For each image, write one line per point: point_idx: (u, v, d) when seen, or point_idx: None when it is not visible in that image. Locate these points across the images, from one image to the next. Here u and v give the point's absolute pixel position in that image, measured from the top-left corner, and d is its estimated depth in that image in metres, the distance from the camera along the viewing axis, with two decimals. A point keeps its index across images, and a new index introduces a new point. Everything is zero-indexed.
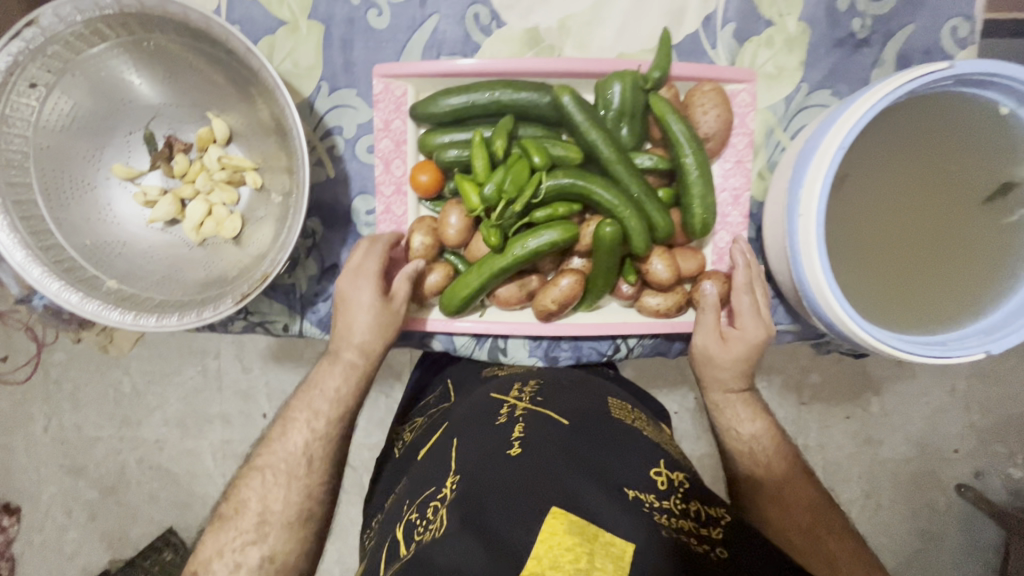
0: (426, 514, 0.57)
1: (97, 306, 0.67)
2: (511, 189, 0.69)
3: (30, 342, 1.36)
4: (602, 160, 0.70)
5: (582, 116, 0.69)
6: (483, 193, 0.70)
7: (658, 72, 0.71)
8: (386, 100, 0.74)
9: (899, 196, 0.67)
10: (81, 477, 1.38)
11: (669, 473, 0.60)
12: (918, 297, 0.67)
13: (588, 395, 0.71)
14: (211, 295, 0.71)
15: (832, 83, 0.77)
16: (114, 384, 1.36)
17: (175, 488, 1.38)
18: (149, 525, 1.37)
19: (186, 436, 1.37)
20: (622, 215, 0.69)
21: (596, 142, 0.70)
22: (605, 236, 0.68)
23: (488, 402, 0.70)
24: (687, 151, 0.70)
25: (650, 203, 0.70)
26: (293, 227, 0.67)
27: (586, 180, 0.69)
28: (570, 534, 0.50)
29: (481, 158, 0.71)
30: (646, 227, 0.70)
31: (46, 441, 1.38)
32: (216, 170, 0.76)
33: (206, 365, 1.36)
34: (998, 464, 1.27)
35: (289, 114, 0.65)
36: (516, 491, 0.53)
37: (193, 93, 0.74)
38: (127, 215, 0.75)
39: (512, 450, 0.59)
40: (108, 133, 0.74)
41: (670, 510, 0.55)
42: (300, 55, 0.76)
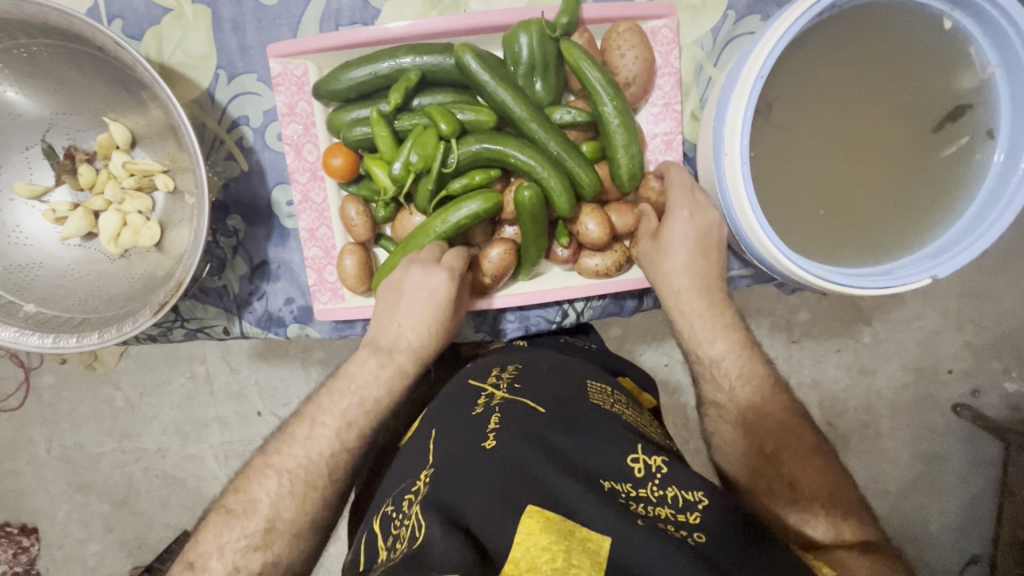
0: (401, 508, 0.58)
1: (13, 332, 0.66)
2: (419, 163, 0.66)
3: (17, 368, 1.37)
4: (516, 119, 0.67)
5: (488, 74, 0.65)
6: (391, 172, 0.68)
7: (566, 17, 0.66)
8: (285, 82, 0.70)
9: (834, 121, 0.63)
10: (91, 493, 1.40)
11: (647, 458, 0.59)
12: (864, 227, 0.64)
13: (567, 379, 0.69)
14: (132, 308, 0.69)
15: (761, 6, 0.72)
16: (107, 400, 1.37)
17: (184, 492, 1.39)
18: (165, 530, 1.40)
19: (186, 442, 1.37)
20: (540, 176, 0.66)
21: (506, 101, 0.66)
22: (525, 200, 0.65)
23: (463, 394, 0.70)
24: (605, 100, 0.66)
25: (572, 160, 0.67)
26: (197, 231, 0.65)
27: (501, 143, 0.66)
28: (547, 533, 0.52)
29: (384, 136, 0.68)
30: (567, 185, 0.66)
31: (51, 462, 1.40)
32: (124, 177, 0.72)
33: (195, 371, 1.36)
34: (994, 380, 1.25)
35: (174, 109, 0.61)
36: (495, 486, 0.55)
37: (84, 98, 0.70)
38: (39, 234, 0.72)
39: (486, 443, 0.60)
40: (3, 152, 0.70)
41: (647, 498, 0.56)
42: (191, 44, 0.72)
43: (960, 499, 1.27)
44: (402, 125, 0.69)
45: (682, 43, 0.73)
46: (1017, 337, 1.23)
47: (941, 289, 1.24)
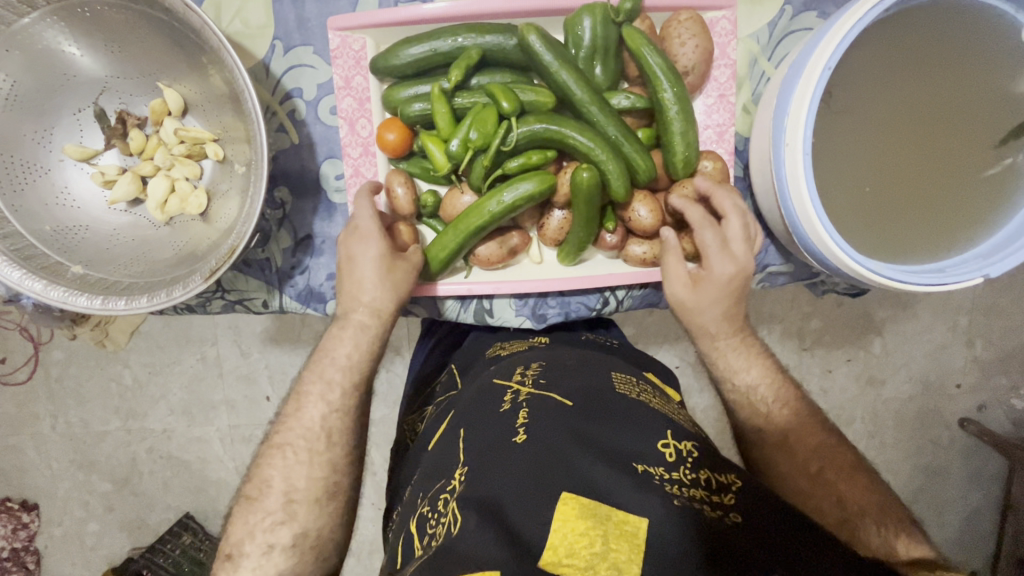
0: (437, 509, 0.58)
1: (63, 292, 0.65)
2: (478, 140, 0.67)
3: (26, 342, 1.35)
4: (575, 102, 0.67)
5: (550, 55, 0.65)
6: (449, 150, 0.68)
7: (630, 2, 0.66)
8: (344, 55, 0.70)
9: (894, 119, 0.63)
10: (94, 471, 1.39)
11: (677, 444, 0.58)
12: (915, 226, 0.64)
13: (593, 370, 0.68)
14: (181, 274, 0.68)
15: (818, 4, 0.73)
16: (117, 377, 1.36)
17: (188, 473, 1.39)
18: (166, 511, 1.39)
19: (193, 423, 1.37)
20: (599, 159, 0.66)
21: (567, 83, 0.66)
22: (582, 182, 0.65)
23: (490, 390, 0.69)
24: (665, 86, 0.66)
25: (628, 145, 0.68)
26: (254, 196, 0.64)
27: (559, 125, 0.67)
28: (583, 519, 0.51)
29: (442, 112, 0.69)
30: (624, 169, 0.67)
31: (56, 437, 1.39)
32: (174, 144, 0.73)
33: (206, 352, 1.35)
34: (1000, 396, 1.26)
35: (238, 75, 0.61)
36: (529, 476, 0.54)
37: (139, 62, 0.69)
38: (87, 197, 0.72)
39: (516, 437, 0.59)
40: (56, 112, 0.70)
41: (681, 480, 0.55)
42: (249, 14, 0.72)
43: (960, 513, 1.28)
44: (462, 102, 0.70)
45: (739, 35, 0.73)
46: None
47: (954, 303, 1.25)
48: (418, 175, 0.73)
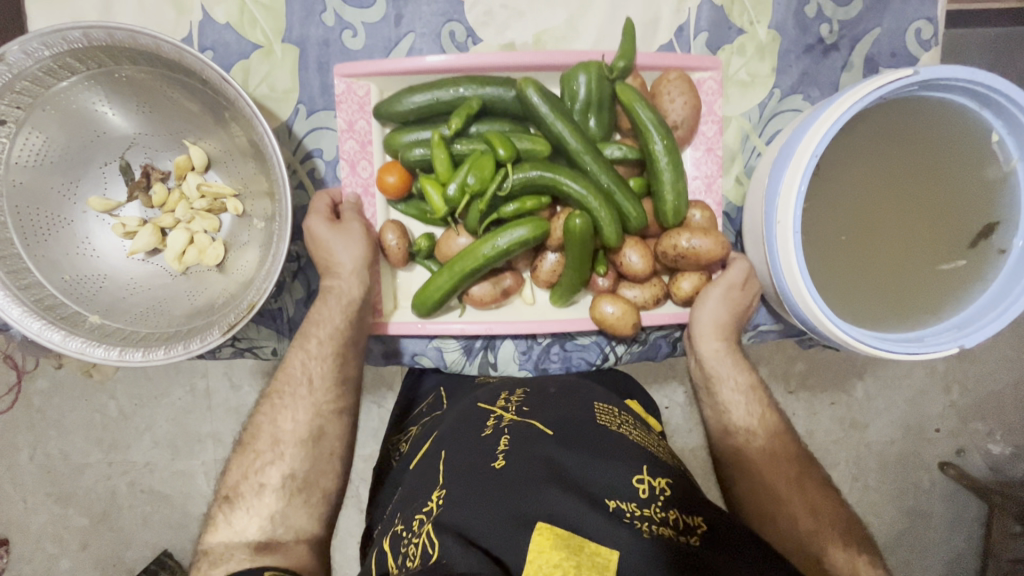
0: (411, 528, 0.61)
1: (81, 343, 0.66)
2: (476, 184, 0.70)
3: (9, 371, 1.35)
4: (570, 151, 0.72)
5: (547, 107, 0.70)
6: (446, 193, 0.72)
7: (623, 61, 0.72)
8: (349, 100, 0.74)
9: (876, 198, 0.68)
10: (71, 505, 1.38)
11: (652, 481, 0.62)
12: (896, 295, 0.69)
13: (574, 400, 0.74)
14: (198, 326, 0.70)
15: (804, 88, 0.79)
16: (100, 408, 1.34)
17: (170, 509, 1.38)
18: (143, 548, 1.37)
19: (178, 457, 1.37)
20: (591, 206, 0.70)
21: (563, 134, 0.71)
22: (575, 227, 0.70)
23: (472, 413, 0.73)
24: (655, 139, 0.71)
25: (620, 194, 0.72)
26: (275, 255, 0.67)
27: (554, 171, 0.71)
28: (558, 550, 0.55)
29: (441, 157, 0.72)
30: (615, 216, 0.71)
31: (33, 470, 1.38)
32: (196, 198, 0.75)
33: (194, 385, 1.36)
34: (978, 441, 1.31)
35: (268, 142, 0.64)
36: (503, 509, 0.59)
37: (168, 121, 0.73)
38: (107, 247, 0.74)
39: (496, 463, 0.64)
40: (83, 166, 0.72)
41: (651, 518, 0.58)
42: (276, 79, 0.76)
43: (941, 556, 1.31)
44: (461, 148, 0.74)
45: (732, 115, 0.79)
46: (999, 402, 1.30)
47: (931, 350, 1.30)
48: (416, 216, 0.78)
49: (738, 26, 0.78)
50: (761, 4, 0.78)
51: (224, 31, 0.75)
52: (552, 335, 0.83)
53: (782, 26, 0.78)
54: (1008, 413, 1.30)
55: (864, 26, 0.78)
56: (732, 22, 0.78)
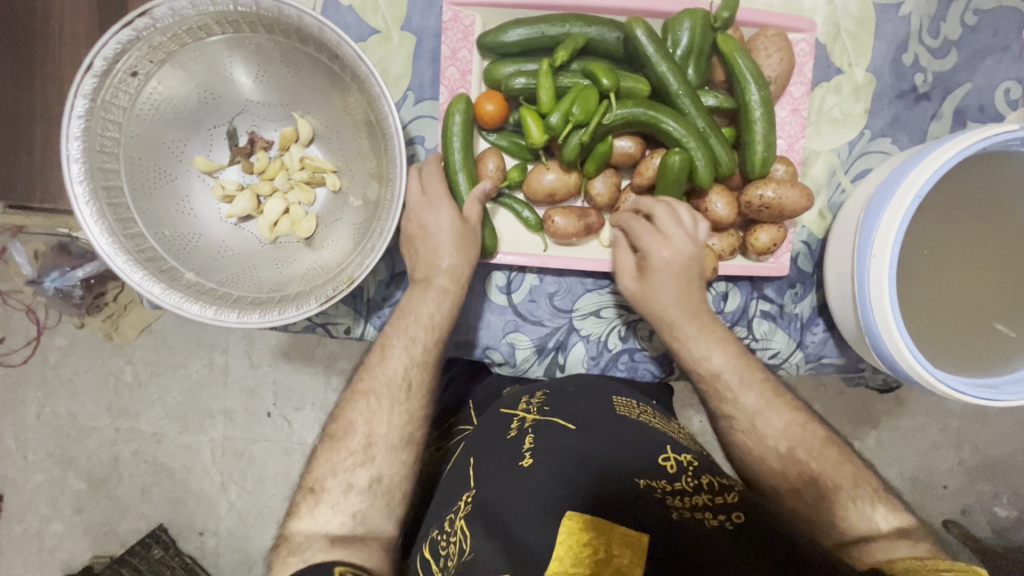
0: (447, 527, 0.66)
1: (179, 298, 0.66)
2: (580, 115, 0.69)
3: (31, 325, 1.36)
4: (669, 93, 0.71)
5: (653, 48, 0.69)
6: (547, 124, 0.70)
7: (726, 12, 0.71)
8: (455, 29, 0.74)
9: (961, 246, 0.70)
10: (71, 468, 1.38)
11: (677, 456, 0.65)
12: (969, 342, 0.71)
13: (595, 394, 0.75)
14: (290, 295, 0.71)
15: (893, 132, 0.82)
16: (116, 373, 1.36)
17: (170, 483, 1.37)
18: (139, 520, 1.37)
19: (187, 430, 1.37)
20: (688, 145, 0.69)
21: (665, 75, 0.70)
22: (673, 165, 0.68)
23: (496, 418, 0.76)
24: (753, 88, 0.71)
25: (714, 140, 0.71)
26: (380, 232, 0.68)
27: (655, 110, 0.70)
28: (588, 531, 0.57)
29: (546, 87, 0.71)
30: (710, 160, 0.71)
31: (37, 427, 1.37)
32: (296, 169, 0.77)
33: (213, 359, 1.37)
34: (984, 502, 1.32)
35: (391, 122, 0.66)
36: (530, 501, 0.61)
37: (282, 92, 0.74)
38: (204, 208, 0.75)
39: (523, 461, 0.66)
40: (195, 126, 0.73)
41: (682, 489, 0.60)
42: (391, 64, 0.77)
43: None
44: (563, 81, 0.72)
45: (822, 150, 0.82)
46: (1008, 465, 1.32)
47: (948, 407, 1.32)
48: (506, 148, 0.77)
49: (838, 65, 0.81)
50: (862, 47, 0.81)
51: (345, 13, 0.77)
52: (623, 343, 0.83)
53: (879, 71, 0.81)
54: (1017, 477, 1.32)
55: (956, 80, 0.81)
56: (832, 61, 0.81)
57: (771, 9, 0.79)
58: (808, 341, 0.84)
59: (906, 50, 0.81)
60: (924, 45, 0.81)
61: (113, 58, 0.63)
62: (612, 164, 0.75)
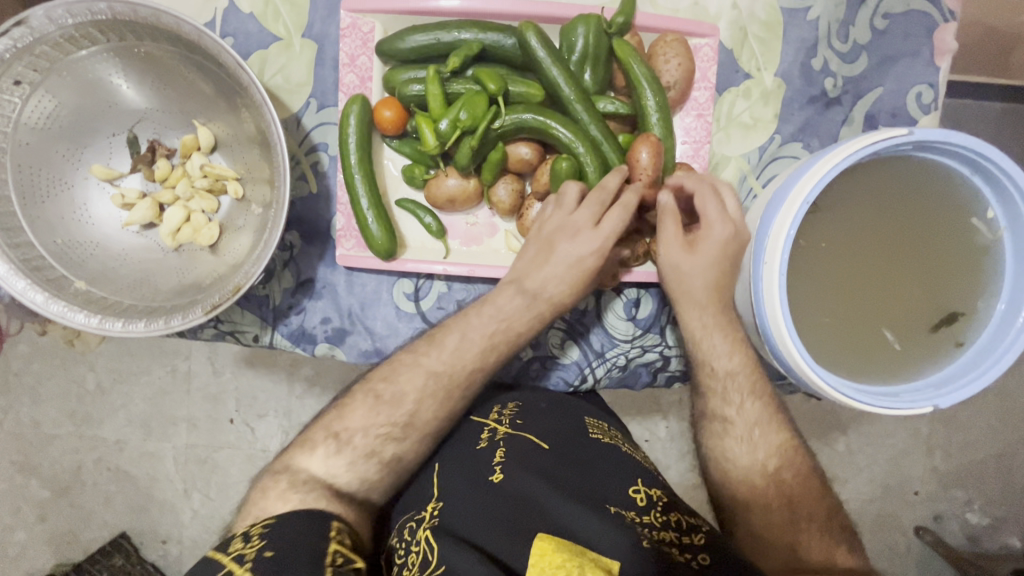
0: (407, 536, 0.64)
1: (62, 307, 0.66)
2: (466, 121, 0.68)
3: None
4: (562, 99, 0.70)
5: (545, 53, 0.69)
6: (438, 129, 0.70)
7: (622, 17, 0.71)
8: (352, 35, 0.74)
9: (861, 252, 0.70)
10: (34, 476, 1.37)
11: (647, 490, 0.64)
12: (871, 349, 0.70)
13: (568, 414, 0.74)
14: (182, 303, 0.70)
15: (804, 136, 0.81)
16: (77, 380, 1.35)
17: (132, 491, 1.36)
18: (103, 528, 1.36)
19: (149, 438, 1.36)
20: (578, 151, 0.69)
21: (557, 80, 0.70)
22: (561, 171, 0.68)
23: (467, 427, 0.73)
24: (647, 94, 0.71)
25: (607, 146, 0.71)
26: (267, 242, 0.67)
27: (545, 116, 0.69)
28: (561, 552, 0.57)
29: (435, 93, 0.70)
30: (601, 167, 0.71)
31: (1, 436, 1.37)
32: (198, 177, 0.76)
33: (176, 366, 1.36)
34: (956, 509, 1.30)
35: (274, 130, 0.66)
36: (501, 522, 0.61)
37: (181, 101, 0.74)
38: (102, 216, 0.74)
39: (494, 476, 0.65)
40: (91, 135, 0.73)
41: (652, 523, 0.60)
42: (292, 72, 0.77)
43: None
44: (455, 88, 0.72)
45: (732, 155, 0.81)
46: (978, 470, 1.30)
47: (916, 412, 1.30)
48: (408, 154, 0.77)
49: (746, 70, 0.80)
50: (771, 52, 0.80)
51: (246, 21, 0.76)
52: (534, 350, 0.82)
53: (788, 75, 0.81)
54: (988, 484, 1.30)
55: (867, 84, 0.81)
56: (740, 66, 0.80)
57: (676, 13, 0.78)
58: None
59: (815, 54, 0.80)
60: (832, 49, 0.80)
61: None
62: (511, 170, 0.75)
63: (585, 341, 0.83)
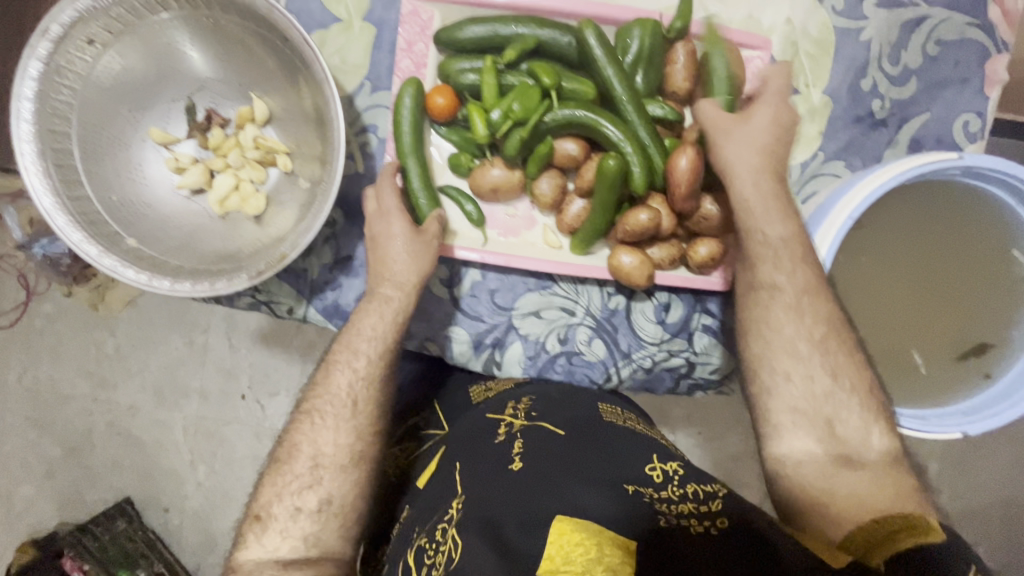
0: (435, 539, 0.63)
1: (114, 262, 0.67)
2: (519, 112, 0.71)
3: (19, 290, 1.38)
4: (614, 98, 0.71)
5: (602, 53, 0.70)
6: (489, 119, 0.72)
7: (680, 22, 0.73)
8: (412, 22, 0.76)
9: (899, 275, 0.70)
10: (46, 433, 1.40)
11: (664, 465, 0.64)
12: (898, 371, 0.71)
13: (579, 403, 0.76)
14: (226, 268, 0.72)
15: (847, 155, 0.82)
16: (97, 343, 1.37)
17: (139, 455, 1.39)
18: (108, 491, 1.38)
19: (161, 406, 1.39)
20: (626, 151, 0.70)
21: (611, 80, 0.71)
22: (608, 169, 0.69)
23: (482, 422, 0.76)
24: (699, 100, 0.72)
25: (654, 148, 0.72)
26: (316, 214, 0.69)
27: (597, 114, 0.70)
28: (579, 531, 0.57)
29: (490, 84, 0.72)
30: (647, 167, 0.71)
31: (19, 389, 1.40)
32: (250, 148, 0.78)
33: (193, 339, 1.39)
34: None
35: (332, 106, 0.68)
36: (521, 505, 0.60)
37: (242, 72, 0.76)
38: (156, 178, 0.77)
39: (513, 465, 0.66)
40: (152, 98, 0.75)
41: (670, 498, 0.60)
42: (350, 53, 0.79)
43: None
44: (509, 80, 0.73)
45: None
46: (987, 512, 1.28)
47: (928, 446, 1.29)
48: (456, 143, 0.78)
49: (795, 85, 0.81)
50: (820, 71, 0.81)
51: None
52: (561, 345, 0.83)
53: (836, 94, 0.81)
54: (997, 528, 1.27)
55: (914, 108, 0.81)
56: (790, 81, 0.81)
57: (730, 24, 0.79)
58: None
59: (864, 75, 0.81)
60: (882, 71, 0.81)
61: (69, 25, 0.65)
62: (556, 165, 0.76)
63: (612, 341, 0.83)
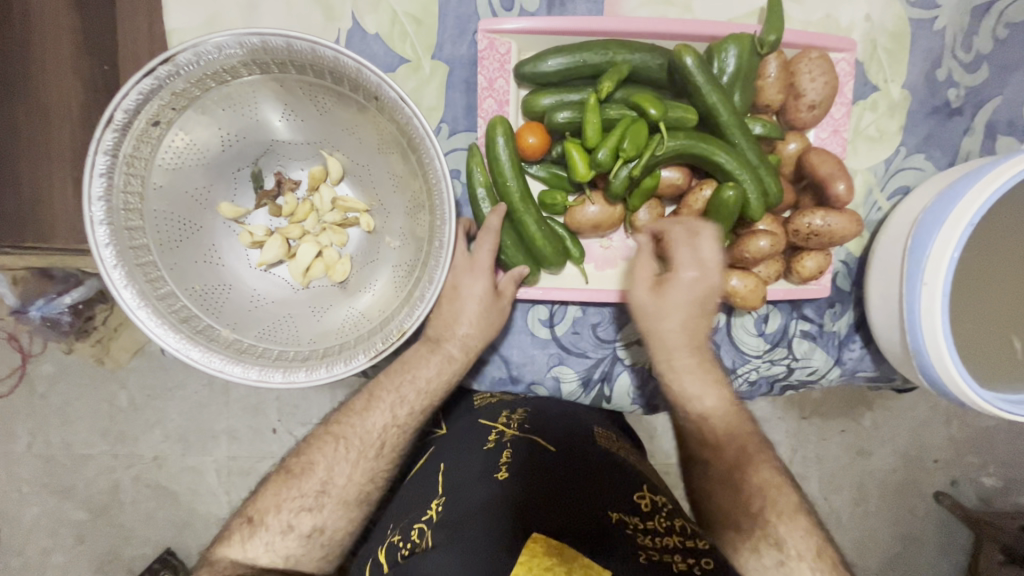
0: (410, 536, 0.62)
1: (220, 360, 0.63)
2: (629, 150, 0.67)
3: (13, 353, 1.22)
4: (719, 123, 0.69)
5: (703, 77, 0.67)
6: (595, 159, 0.68)
7: (774, 35, 0.71)
8: (490, 57, 0.71)
9: (995, 270, 0.72)
10: (67, 498, 1.25)
11: (652, 497, 0.64)
12: (1004, 361, 0.72)
13: (576, 423, 0.74)
14: (334, 348, 0.67)
15: (927, 148, 0.82)
16: (110, 399, 1.22)
17: (174, 507, 1.24)
18: (144, 545, 1.24)
19: (189, 452, 1.24)
20: (741, 178, 0.68)
21: (716, 105, 0.68)
22: (727, 200, 0.68)
23: (475, 427, 0.73)
24: None
25: (764, 170, 0.70)
26: (430, 281, 0.65)
27: (707, 143, 0.69)
28: (548, 554, 0.54)
29: (593, 122, 0.68)
30: (761, 191, 0.70)
31: (29, 458, 1.24)
32: (328, 212, 0.73)
33: (213, 378, 1.23)
34: None
35: (436, 164, 0.62)
36: (507, 520, 0.58)
37: (314, 131, 0.69)
38: (234, 257, 0.71)
39: (500, 474, 0.64)
40: (221, 173, 0.69)
41: (654, 530, 0.59)
42: (423, 95, 0.74)
43: None
44: (611, 113, 0.70)
45: (859, 169, 0.81)
46: None
47: None
48: (545, 180, 0.75)
49: (874, 82, 0.81)
50: (897, 64, 0.80)
51: (372, 43, 0.73)
52: None
53: (914, 87, 0.81)
54: None
55: (988, 93, 0.81)
56: (868, 78, 0.81)
57: (807, 28, 0.80)
58: (846, 357, 0.84)
59: (939, 65, 0.80)
60: (956, 60, 0.80)
61: (133, 110, 0.59)
62: (657, 195, 0.74)
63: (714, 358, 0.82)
